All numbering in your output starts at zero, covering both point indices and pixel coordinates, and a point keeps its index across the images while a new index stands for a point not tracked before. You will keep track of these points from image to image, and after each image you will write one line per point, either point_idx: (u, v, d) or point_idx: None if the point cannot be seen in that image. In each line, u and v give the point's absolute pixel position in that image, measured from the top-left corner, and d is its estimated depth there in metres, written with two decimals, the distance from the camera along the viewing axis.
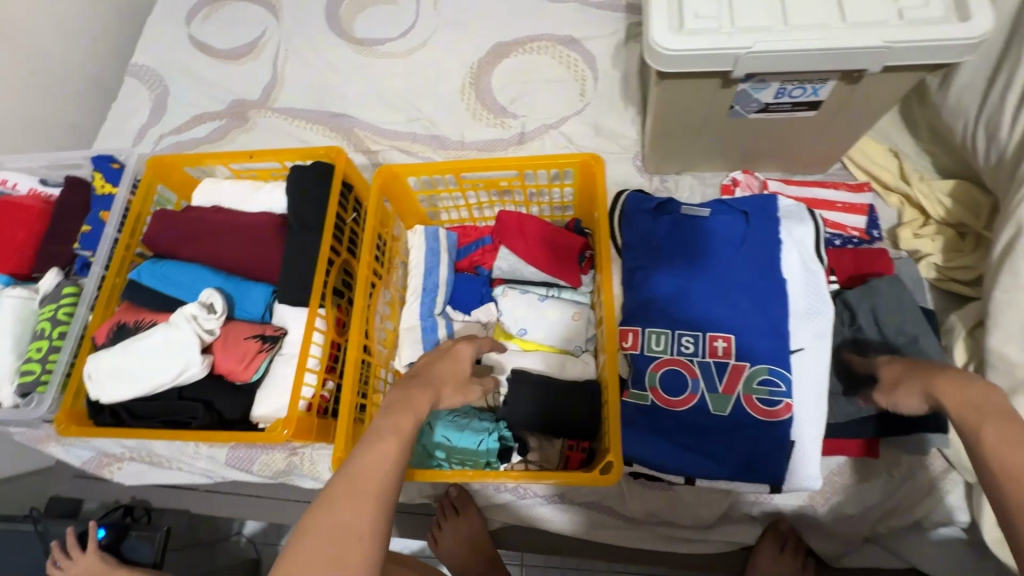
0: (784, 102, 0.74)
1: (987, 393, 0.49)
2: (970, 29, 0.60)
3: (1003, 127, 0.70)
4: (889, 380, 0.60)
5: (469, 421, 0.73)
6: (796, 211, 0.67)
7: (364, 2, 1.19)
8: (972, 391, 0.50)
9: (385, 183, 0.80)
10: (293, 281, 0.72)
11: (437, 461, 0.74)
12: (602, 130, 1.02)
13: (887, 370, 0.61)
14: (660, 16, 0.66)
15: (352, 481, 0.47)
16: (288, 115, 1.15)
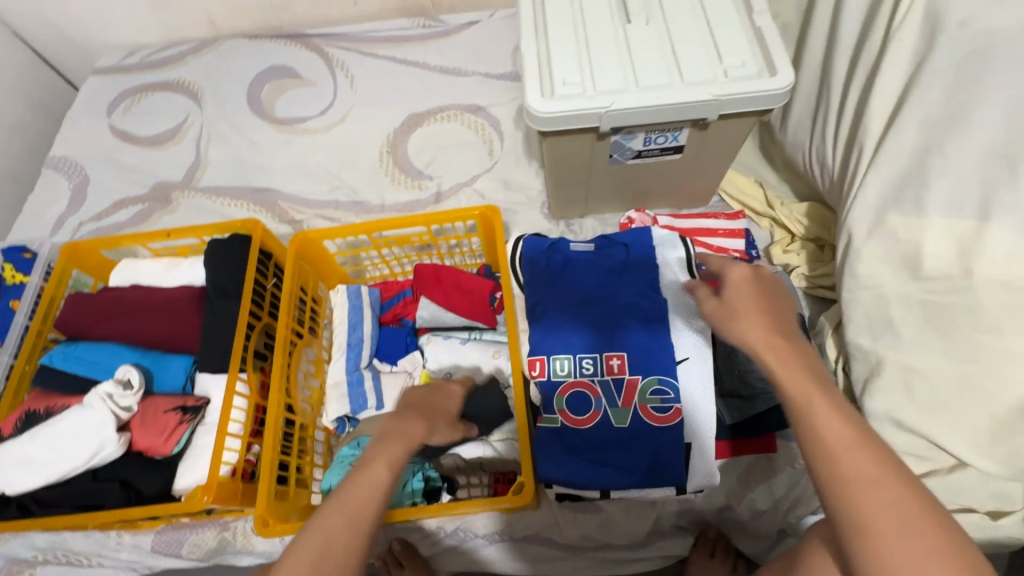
0: (653, 148, 0.85)
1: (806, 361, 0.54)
2: (780, 82, 0.74)
3: (829, 156, 0.85)
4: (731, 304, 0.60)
5: None
6: (669, 239, 0.77)
7: (284, 85, 1.28)
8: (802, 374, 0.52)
9: (303, 248, 0.85)
10: (211, 349, 0.73)
11: None
12: (511, 184, 1.12)
13: (733, 296, 0.61)
14: (534, 85, 0.77)
15: (352, 493, 0.53)
16: (213, 193, 1.20)
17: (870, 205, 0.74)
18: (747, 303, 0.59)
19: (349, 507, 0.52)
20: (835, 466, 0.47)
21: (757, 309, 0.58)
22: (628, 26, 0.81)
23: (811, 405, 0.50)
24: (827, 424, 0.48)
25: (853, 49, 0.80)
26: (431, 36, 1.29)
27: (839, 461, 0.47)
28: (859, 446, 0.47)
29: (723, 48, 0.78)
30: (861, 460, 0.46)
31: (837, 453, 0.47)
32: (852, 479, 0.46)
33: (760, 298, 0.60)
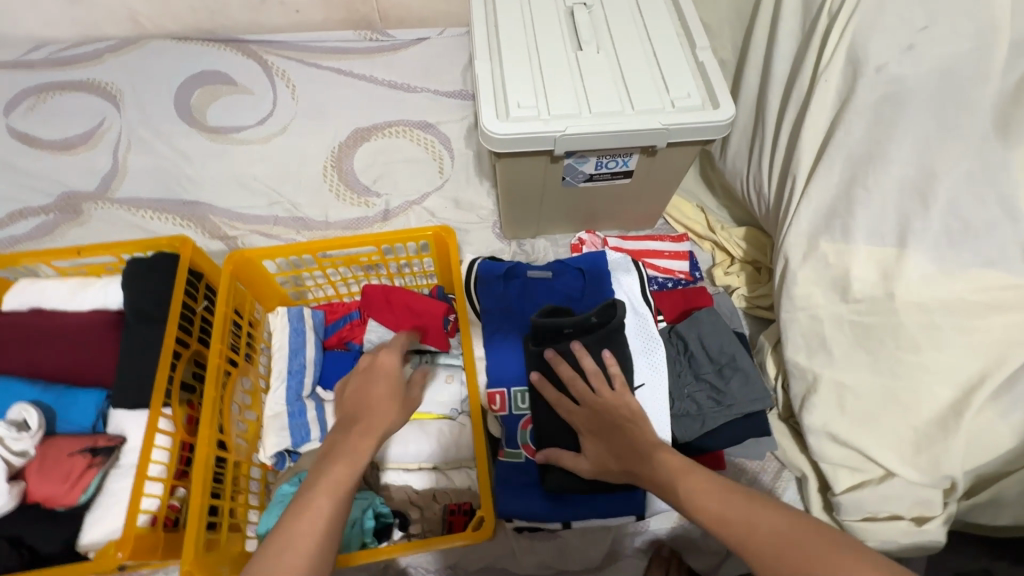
0: (604, 172, 0.87)
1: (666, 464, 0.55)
2: (722, 113, 0.77)
3: (765, 185, 0.90)
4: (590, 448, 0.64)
5: None
6: (623, 263, 0.80)
7: (216, 92, 1.20)
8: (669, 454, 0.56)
9: (239, 268, 0.78)
10: (130, 382, 0.66)
11: None
12: (461, 203, 1.11)
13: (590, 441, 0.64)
14: (489, 107, 0.76)
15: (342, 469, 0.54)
16: (133, 205, 1.10)
17: (803, 232, 0.79)
18: (598, 446, 0.63)
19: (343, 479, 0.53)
20: (730, 533, 0.46)
21: (612, 440, 0.61)
22: (579, 54, 0.83)
23: (678, 477, 0.53)
24: (700, 489, 0.51)
25: (783, 86, 0.86)
26: (379, 50, 1.26)
27: (733, 525, 0.47)
28: (720, 493, 0.50)
29: (669, 80, 0.81)
30: (743, 509, 0.47)
31: (723, 511, 0.48)
32: (749, 532, 0.45)
33: (600, 419, 0.63)
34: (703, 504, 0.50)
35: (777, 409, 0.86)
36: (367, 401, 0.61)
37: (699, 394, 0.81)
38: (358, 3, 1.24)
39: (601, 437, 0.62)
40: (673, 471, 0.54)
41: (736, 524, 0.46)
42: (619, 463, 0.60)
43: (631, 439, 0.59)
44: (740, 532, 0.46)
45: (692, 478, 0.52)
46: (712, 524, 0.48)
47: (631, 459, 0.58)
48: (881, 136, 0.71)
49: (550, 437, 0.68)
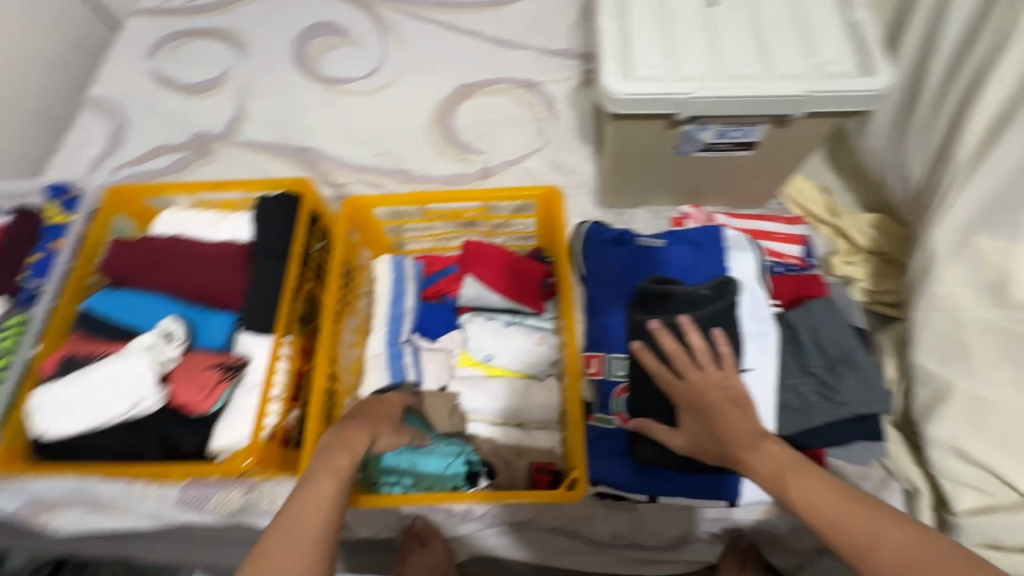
0: (724, 142, 0.81)
1: (772, 453, 0.52)
2: (876, 82, 0.69)
3: (911, 167, 0.80)
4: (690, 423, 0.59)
5: (435, 445, 0.76)
6: (740, 242, 0.75)
7: (332, 43, 1.24)
8: (769, 446, 0.53)
9: (353, 214, 0.82)
10: (255, 311, 0.71)
11: (401, 487, 0.75)
12: (561, 166, 1.08)
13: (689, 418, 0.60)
14: (612, 65, 0.73)
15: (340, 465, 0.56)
16: (253, 147, 1.17)
17: (956, 225, 0.70)
18: (698, 426, 0.59)
19: (333, 487, 0.53)
20: (850, 541, 0.44)
21: (712, 423, 0.57)
22: (714, 10, 0.76)
23: (788, 473, 0.50)
24: (814, 488, 0.48)
25: (951, 55, 0.75)
26: (488, 4, 1.24)
27: (856, 535, 0.44)
28: (836, 492, 0.46)
29: (815, 42, 0.73)
30: (866, 517, 0.44)
31: (841, 516, 0.45)
32: (874, 543, 0.43)
33: (701, 399, 0.59)
34: (816, 505, 0.47)
35: (892, 414, 0.79)
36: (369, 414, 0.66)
37: (805, 388, 0.76)
38: None
39: (701, 417, 0.58)
40: (781, 467, 0.50)
41: (853, 531, 0.44)
42: (717, 450, 0.56)
43: (732, 426, 0.55)
44: (861, 542, 0.43)
45: (803, 476, 0.49)
46: (828, 527, 0.45)
47: (737, 445, 0.54)
48: None
49: (646, 410, 0.66)
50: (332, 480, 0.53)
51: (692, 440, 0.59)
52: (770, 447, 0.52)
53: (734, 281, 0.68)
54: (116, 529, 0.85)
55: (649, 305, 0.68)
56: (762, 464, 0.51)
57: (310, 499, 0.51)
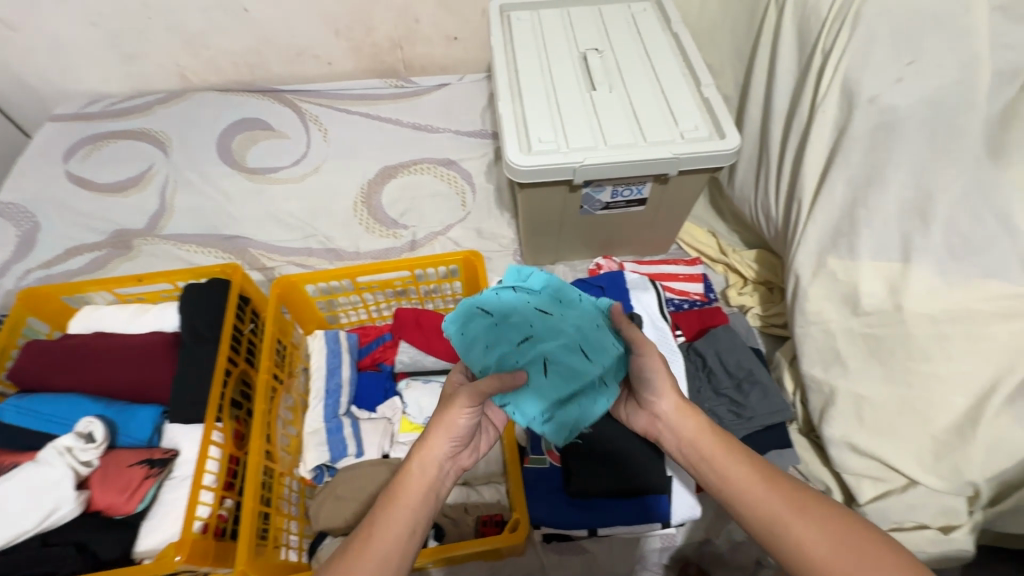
0: (619, 200, 0.93)
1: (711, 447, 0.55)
2: (728, 142, 0.84)
3: (773, 208, 0.96)
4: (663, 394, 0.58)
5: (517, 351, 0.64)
6: (640, 282, 0.84)
7: (257, 137, 1.30)
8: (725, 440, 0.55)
9: (283, 293, 0.84)
10: (183, 400, 0.71)
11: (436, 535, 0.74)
12: (484, 232, 1.17)
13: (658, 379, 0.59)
14: (512, 143, 0.84)
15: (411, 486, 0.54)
16: (178, 240, 1.17)
17: (811, 251, 0.83)
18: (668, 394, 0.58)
19: (387, 546, 0.49)
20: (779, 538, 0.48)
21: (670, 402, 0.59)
22: (593, 94, 0.90)
23: (742, 482, 0.52)
24: (767, 502, 0.50)
25: (783, 118, 0.92)
26: (404, 95, 1.37)
27: (799, 547, 0.47)
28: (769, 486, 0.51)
29: (677, 114, 0.88)
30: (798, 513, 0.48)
31: (791, 526, 0.47)
32: (814, 554, 0.46)
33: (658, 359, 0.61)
34: (764, 515, 0.49)
35: (798, 423, 0.88)
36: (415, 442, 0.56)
37: (720, 408, 0.84)
38: (385, 54, 1.36)
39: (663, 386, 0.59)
40: (735, 471, 0.52)
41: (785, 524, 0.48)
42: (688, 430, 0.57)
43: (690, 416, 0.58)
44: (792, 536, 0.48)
45: (754, 485, 0.51)
46: (774, 536, 0.48)
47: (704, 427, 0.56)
48: (880, 159, 0.76)
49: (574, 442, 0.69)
50: (398, 527, 0.51)
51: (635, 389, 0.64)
52: (731, 443, 0.55)
53: (638, 315, 0.75)
54: None
55: None
56: (719, 467, 0.54)
57: (374, 545, 0.49)
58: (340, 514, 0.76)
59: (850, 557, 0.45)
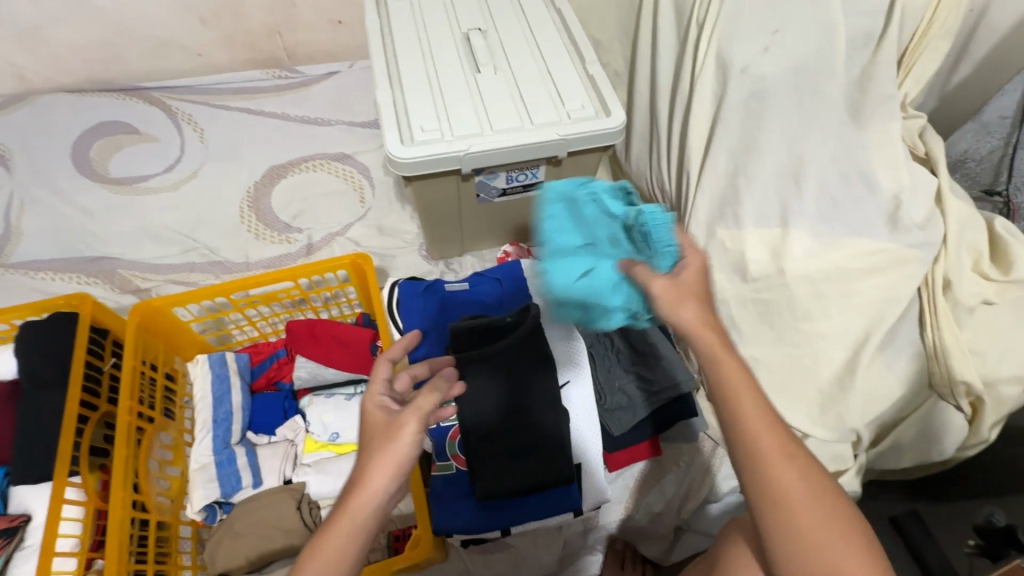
0: (516, 186, 0.91)
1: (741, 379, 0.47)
2: (614, 120, 0.83)
3: (667, 181, 0.96)
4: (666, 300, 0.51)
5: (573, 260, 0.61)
6: (539, 268, 0.81)
7: (119, 143, 1.16)
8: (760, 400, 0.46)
9: (148, 319, 0.75)
10: (29, 458, 0.62)
11: None
12: (386, 229, 1.11)
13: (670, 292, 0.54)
14: (392, 134, 0.78)
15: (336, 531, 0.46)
16: (31, 268, 1.03)
17: (702, 222, 0.84)
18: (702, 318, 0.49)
19: None
20: (765, 482, 0.45)
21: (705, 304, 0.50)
22: (477, 76, 0.86)
23: (762, 455, 0.45)
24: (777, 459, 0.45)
25: (669, 91, 0.93)
26: (289, 87, 1.26)
27: (791, 509, 0.44)
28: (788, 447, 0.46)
29: (563, 93, 0.86)
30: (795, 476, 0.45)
31: (792, 492, 0.44)
32: (802, 519, 0.44)
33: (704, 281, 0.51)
34: (767, 467, 0.45)
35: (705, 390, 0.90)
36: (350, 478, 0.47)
37: (629, 386, 0.84)
38: (262, 42, 1.24)
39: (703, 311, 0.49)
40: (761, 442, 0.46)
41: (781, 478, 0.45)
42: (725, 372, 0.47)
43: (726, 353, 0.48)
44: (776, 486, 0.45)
45: (775, 460, 0.45)
46: (772, 491, 0.44)
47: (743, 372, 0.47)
48: (755, 128, 0.78)
49: (476, 446, 0.66)
50: None
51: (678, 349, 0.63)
52: (764, 405, 0.46)
53: (534, 304, 0.72)
54: None
55: (456, 345, 0.69)
56: (744, 429, 0.46)
57: None
58: (238, 554, 0.70)
59: (841, 542, 0.43)
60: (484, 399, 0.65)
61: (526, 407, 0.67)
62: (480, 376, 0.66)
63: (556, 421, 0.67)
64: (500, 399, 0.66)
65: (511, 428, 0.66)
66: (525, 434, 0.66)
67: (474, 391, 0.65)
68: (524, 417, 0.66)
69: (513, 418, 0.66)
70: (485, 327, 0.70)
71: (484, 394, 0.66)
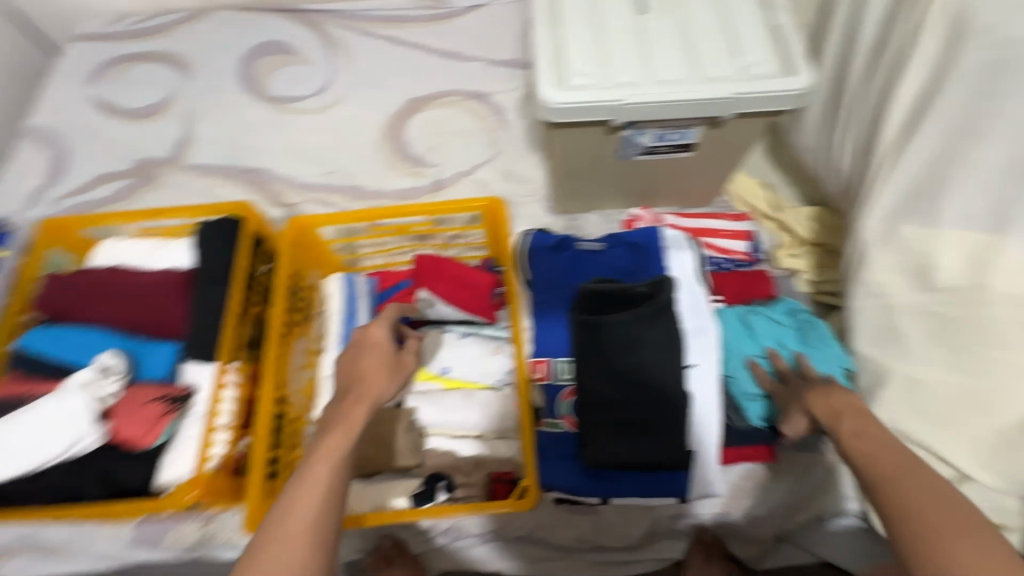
0: (664, 145, 0.83)
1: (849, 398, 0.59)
2: (799, 81, 0.72)
3: (842, 159, 0.83)
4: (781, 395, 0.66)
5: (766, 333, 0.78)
6: (678, 241, 0.75)
7: (278, 63, 1.23)
8: (882, 436, 0.54)
9: (298, 234, 0.81)
10: (197, 341, 0.70)
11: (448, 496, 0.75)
12: (514, 175, 1.09)
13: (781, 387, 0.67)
14: (547, 76, 0.74)
15: (349, 423, 0.60)
16: (202, 171, 1.15)
17: (884, 213, 0.72)
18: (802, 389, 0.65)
19: (324, 476, 0.55)
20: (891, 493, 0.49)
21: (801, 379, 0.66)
22: (644, 18, 0.78)
23: (883, 466, 0.51)
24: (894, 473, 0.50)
25: (870, 50, 0.78)
26: (435, 18, 1.25)
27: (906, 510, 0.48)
28: (907, 463, 0.51)
29: (741, 44, 0.75)
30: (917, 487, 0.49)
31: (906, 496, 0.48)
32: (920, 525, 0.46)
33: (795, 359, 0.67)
34: (880, 477, 0.51)
35: None
36: (354, 386, 0.65)
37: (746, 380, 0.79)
38: None
39: (821, 378, 0.64)
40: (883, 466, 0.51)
41: (900, 489, 0.49)
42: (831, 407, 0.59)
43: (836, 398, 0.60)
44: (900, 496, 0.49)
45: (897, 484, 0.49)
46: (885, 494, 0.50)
47: (856, 405, 0.58)
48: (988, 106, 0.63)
49: (591, 413, 0.65)
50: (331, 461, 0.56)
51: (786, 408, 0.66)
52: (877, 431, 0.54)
53: (669, 277, 0.67)
54: (75, 572, 0.84)
55: (580, 305, 0.67)
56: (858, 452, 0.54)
57: (313, 478, 0.54)
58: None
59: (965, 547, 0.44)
60: (605, 367, 0.64)
61: (646, 383, 0.64)
62: (603, 342, 0.64)
63: (678, 404, 0.64)
64: (623, 371, 0.64)
65: (631, 402, 0.64)
66: (644, 411, 0.64)
67: (593, 357, 0.64)
68: (644, 393, 0.64)
69: (633, 393, 0.64)
70: (618, 291, 0.66)
71: (606, 361, 0.64)
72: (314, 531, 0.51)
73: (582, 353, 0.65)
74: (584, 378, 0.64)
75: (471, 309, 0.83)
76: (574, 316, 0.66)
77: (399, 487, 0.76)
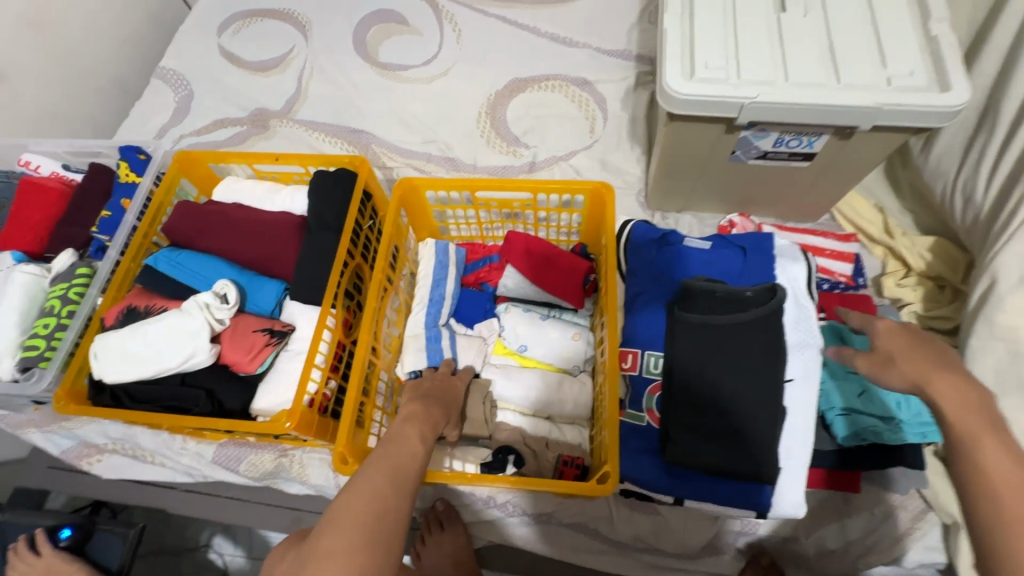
0: (782, 151, 0.80)
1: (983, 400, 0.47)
2: (952, 98, 0.67)
3: (979, 189, 0.77)
4: (882, 351, 0.53)
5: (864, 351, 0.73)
6: (790, 250, 0.72)
7: (391, 31, 1.26)
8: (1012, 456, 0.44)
9: (403, 195, 0.84)
10: (305, 283, 0.74)
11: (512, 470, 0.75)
12: (609, 166, 1.08)
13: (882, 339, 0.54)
14: (674, 65, 0.72)
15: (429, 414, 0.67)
16: (309, 126, 1.21)
17: None
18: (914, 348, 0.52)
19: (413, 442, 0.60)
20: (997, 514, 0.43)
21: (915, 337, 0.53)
22: (783, 16, 0.75)
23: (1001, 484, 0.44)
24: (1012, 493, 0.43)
25: None
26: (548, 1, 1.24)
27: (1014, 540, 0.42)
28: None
29: (889, 54, 0.71)
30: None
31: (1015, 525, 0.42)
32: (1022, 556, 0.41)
33: (923, 342, 0.52)
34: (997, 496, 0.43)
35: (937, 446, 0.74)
36: (441, 404, 0.71)
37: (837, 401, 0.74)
38: None
39: (948, 367, 0.49)
40: (1014, 504, 0.42)
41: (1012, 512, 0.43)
42: (962, 422, 0.46)
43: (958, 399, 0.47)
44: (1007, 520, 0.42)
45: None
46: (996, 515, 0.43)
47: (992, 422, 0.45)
48: None
49: (680, 410, 0.64)
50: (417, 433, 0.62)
51: (886, 352, 0.53)
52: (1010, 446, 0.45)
53: (780, 286, 0.65)
54: (157, 479, 0.91)
55: (681, 302, 0.67)
56: (989, 480, 0.44)
57: (401, 441, 0.59)
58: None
59: None
60: (702, 367, 0.63)
61: (745, 390, 0.62)
62: (705, 341, 0.64)
63: (773, 417, 0.61)
64: (721, 374, 0.63)
65: (725, 406, 0.62)
66: (738, 419, 0.62)
67: (690, 355, 0.64)
68: (741, 400, 0.62)
69: (728, 398, 0.62)
70: (725, 292, 0.65)
71: (704, 362, 0.63)
72: (393, 487, 0.53)
73: (679, 350, 0.65)
74: (677, 374, 0.64)
75: (557, 292, 0.83)
76: (675, 309, 0.66)
77: (472, 456, 0.78)
